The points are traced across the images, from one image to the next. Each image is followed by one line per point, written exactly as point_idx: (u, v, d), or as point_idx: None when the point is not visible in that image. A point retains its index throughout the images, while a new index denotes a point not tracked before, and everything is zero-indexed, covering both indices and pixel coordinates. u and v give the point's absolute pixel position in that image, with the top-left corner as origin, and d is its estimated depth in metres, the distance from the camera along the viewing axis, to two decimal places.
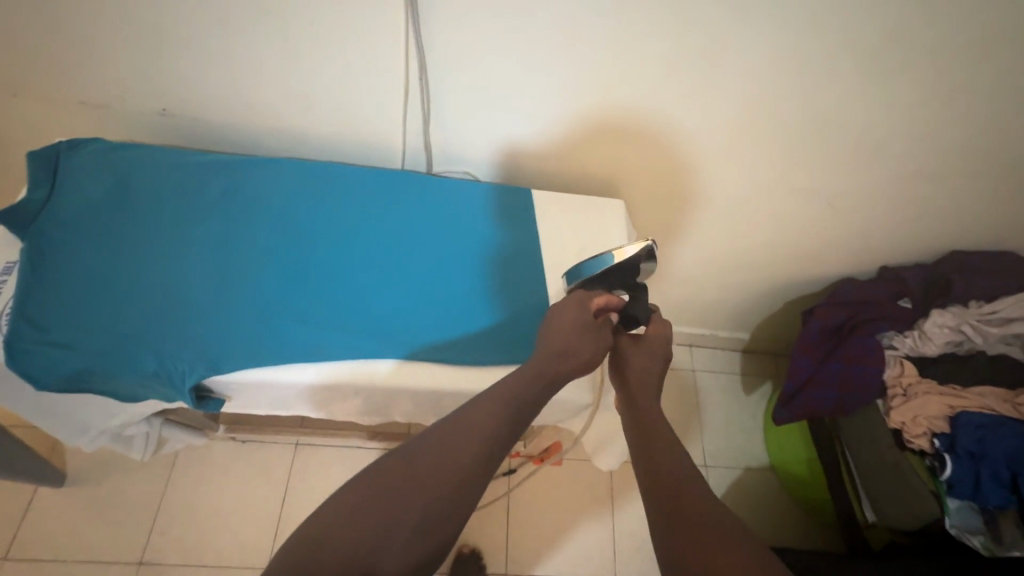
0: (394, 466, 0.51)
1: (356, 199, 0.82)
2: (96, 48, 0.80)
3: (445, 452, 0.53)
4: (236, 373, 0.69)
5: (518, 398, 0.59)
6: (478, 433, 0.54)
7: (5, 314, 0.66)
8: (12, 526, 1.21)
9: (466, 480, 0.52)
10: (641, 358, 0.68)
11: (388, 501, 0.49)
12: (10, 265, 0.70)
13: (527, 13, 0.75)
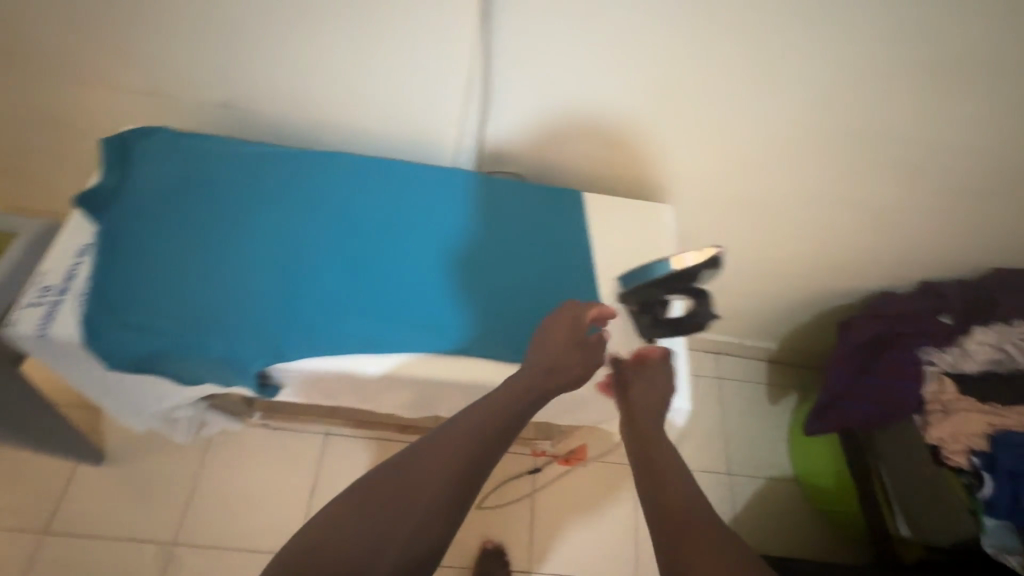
0: (386, 483, 0.59)
1: (414, 195, 0.84)
2: (169, 39, 0.82)
3: (432, 467, 0.59)
4: (300, 362, 0.71)
5: (506, 414, 0.64)
6: (461, 448, 0.60)
7: (81, 295, 0.68)
8: (52, 501, 1.24)
9: (453, 490, 0.58)
10: (639, 383, 0.71)
11: (376, 514, 0.56)
12: (84, 248, 0.71)
13: (595, 18, 0.76)
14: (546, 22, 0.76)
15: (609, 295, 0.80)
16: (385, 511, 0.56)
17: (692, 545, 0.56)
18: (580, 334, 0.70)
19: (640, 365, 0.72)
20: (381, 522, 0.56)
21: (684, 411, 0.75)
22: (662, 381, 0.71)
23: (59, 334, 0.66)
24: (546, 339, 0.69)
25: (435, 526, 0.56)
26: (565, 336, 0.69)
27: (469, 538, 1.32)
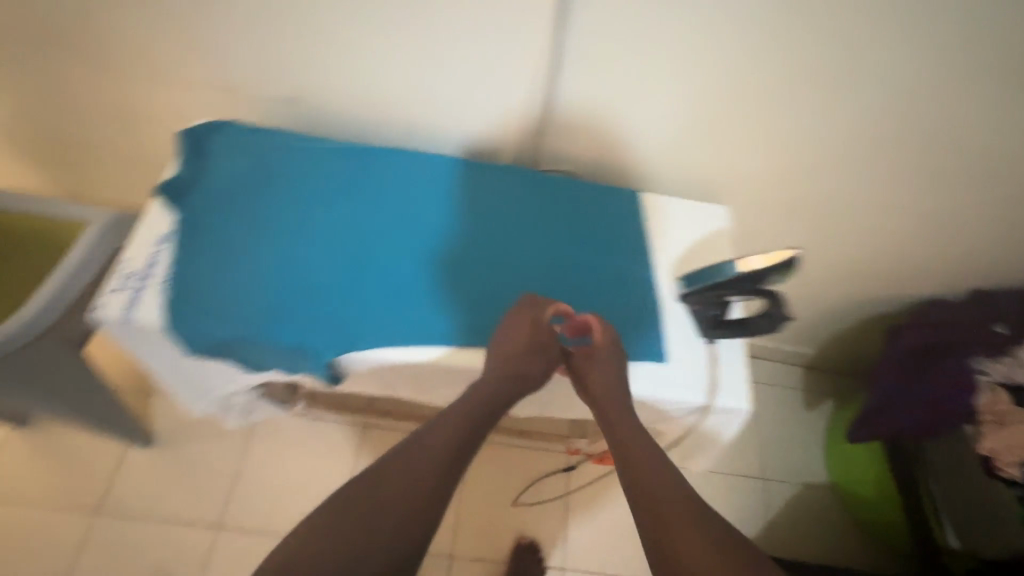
0: (361, 492, 0.59)
1: (476, 191, 0.85)
2: (246, 35, 0.85)
3: (403, 472, 0.60)
4: (368, 352, 0.73)
5: (469, 418, 0.66)
6: (431, 454, 0.62)
7: (163, 281, 0.71)
8: (106, 481, 1.28)
9: (426, 494, 0.59)
10: (595, 371, 0.70)
11: (354, 520, 0.56)
12: (165, 235, 0.74)
13: (670, 21, 0.76)
14: (620, 26, 0.77)
15: (671, 294, 0.80)
16: (363, 518, 0.56)
17: (675, 526, 0.57)
18: (528, 334, 0.71)
19: (591, 351, 0.71)
20: (361, 527, 0.55)
21: (743, 409, 0.73)
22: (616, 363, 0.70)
23: (144, 320, 0.68)
24: (501, 343, 0.70)
25: (413, 529, 0.56)
26: (518, 337, 0.70)
27: (503, 533, 1.33)
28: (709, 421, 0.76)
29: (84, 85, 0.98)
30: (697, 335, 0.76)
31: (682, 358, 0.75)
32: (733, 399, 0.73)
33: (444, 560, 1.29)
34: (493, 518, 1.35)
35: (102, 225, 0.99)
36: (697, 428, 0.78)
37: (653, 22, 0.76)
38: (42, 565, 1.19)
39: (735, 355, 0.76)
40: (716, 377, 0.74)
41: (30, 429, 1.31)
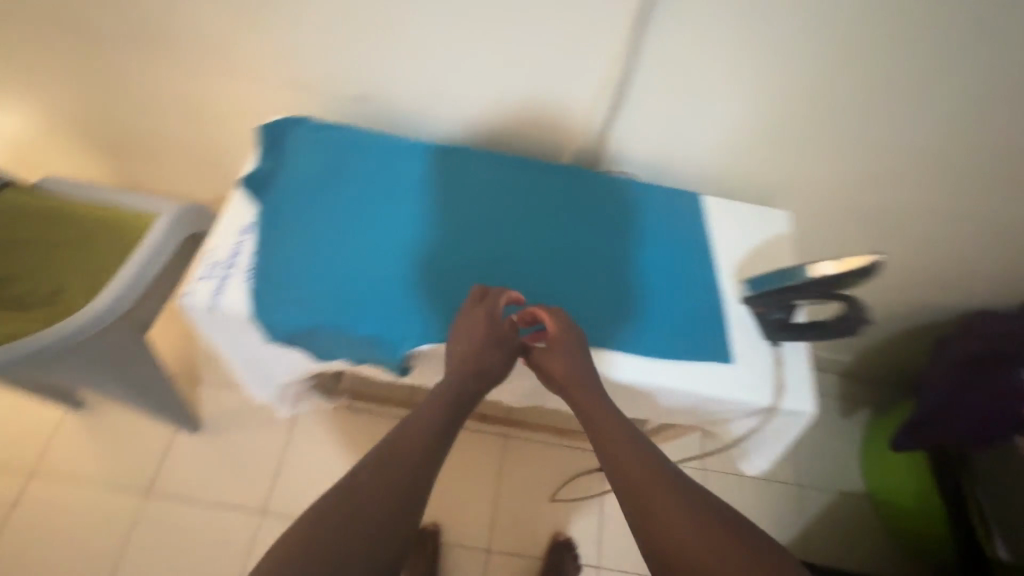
0: (335, 503, 0.56)
1: (539, 190, 0.87)
2: (324, 34, 0.88)
3: (380, 476, 0.58)
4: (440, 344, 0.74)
5: (438, 407, 0.66)
6: (402, 453, 0.61)
7: (247, 269, 0.74)
8: (155, 464, 1.32)
9: (404, 494, 0.58)
10: (554, 362, 0.70)
11: (335, 531, 0.53)
12: (247, 226, 0.77)
13: (746, 26, 0.77)
14: (698, 33, 0.78)
15: (733, 295, 0.82)
16: (343, 527, 0.54)
17: (657, 505, 0.59)
18: (482, 330, 0.69)
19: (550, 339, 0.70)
20: (343, 538, 0.53)
21: (807, 413, 0.74)
22: (575, 351, 0.69)
23: (228, 306, 0.71)
24: (458, 341, 0.69)
25: (394, 533, 0.55)
26: (473, 334, 0.69)
27: (539, 529, 1.35)
28: (771, 424, 0.77)
29: (166, 78, 1.03)
30: (761, 337, 0.78)
31: (746, 358, 0.76)
32: (798, 402, 0.73)
33: (480, 554, 1.31)
34: (529, 514, 1.36)
35: (172, 216, 1.02)
36: (757, 432, 0.79)
37: (731, 30, 0.77)
38: (97, 543, 1.23)
39: (799, 359, 0.77)
40: (781, 379, 0.75)
41: (85, 411, 1.36)
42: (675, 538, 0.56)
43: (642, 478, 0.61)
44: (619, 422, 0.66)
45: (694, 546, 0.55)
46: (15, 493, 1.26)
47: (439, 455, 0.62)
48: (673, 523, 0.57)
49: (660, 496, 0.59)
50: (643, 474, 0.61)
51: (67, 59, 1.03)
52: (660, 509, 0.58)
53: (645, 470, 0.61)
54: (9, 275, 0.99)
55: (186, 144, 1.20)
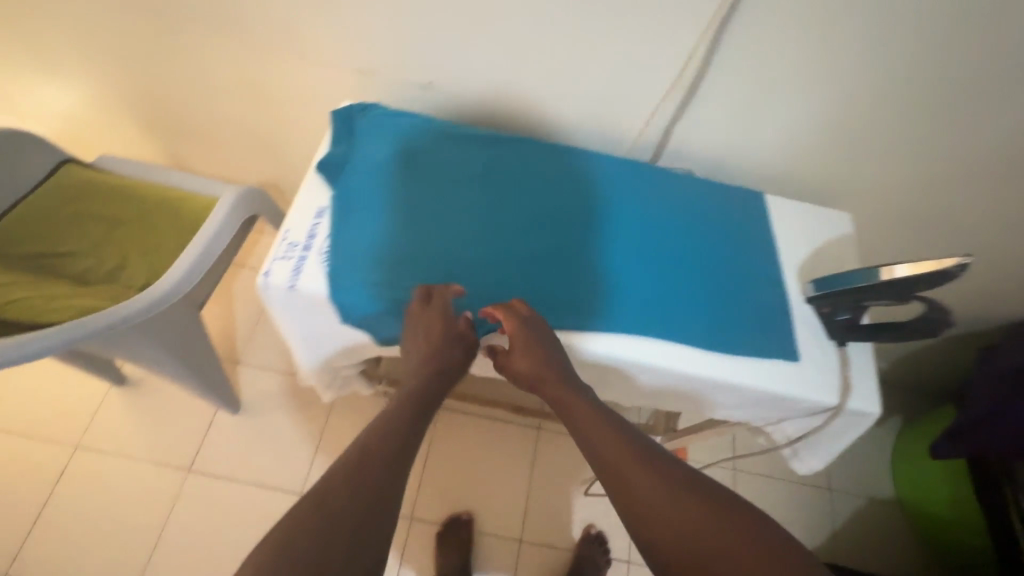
0: (310, 508, 0.53)
1: (602, 181, 0.88)
2: (399, 22, 0.88)
3: (356, 475, 0.56)
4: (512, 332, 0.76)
5: (407, 401, 0.67)
6: (375, 450, 0.60)
7: (323, 252, 0.76)
8: (196, 441, 1.33)
9: (382, 490, 0.56)
10: (521, 358, 0.71)
11: (317, 533, 0.51)
12: (322, 209, 0.79)
13: (832, 24, 0.76)
14: (782, 28, 0.77)
15: (797, 293, 0.83)
16: (325, 529, 0.51)
17: (633, 482, 0.61)
18: (438, 326, 0.70)
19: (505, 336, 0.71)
20: (327, 540, 0.51)
21: (874, 414, 0.75)
22: (538, 348, 0.70)
23: (307, 287, 0.73)
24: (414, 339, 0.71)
25: (376, 531, 0.53)
26: (431, 333, 0.70)
27: (571, 522, 1.36)
28: (835, 423, 0.78)
29: (231, 59, 1.04)
30: (826, 337, 0.79)
31: (811, 357, 0.78)
32: (866, 403, 0.75)
33: (513, 543, 1.32)
34: (562, 506, 1.37)
35: (234, 196, 1.03)
36: (818, 431, 0.81)
37: (816, 27, 0.76)
38: (139, 517, 1.25)
39: (864, 359, 0.78)
40: (848, 380, 0.76)
41: (129, 387, 1.38)
42: (654, 509, 0.59)
43: (615, 461, 0.63)
44: (587, 410, 0.68)
45: (675, 514, 0.58)
46: (61, 464, 1.28)
47: (409, 449, 0.62)
48: (650, 496, 0.60)
49: (634, 473, 0.62)
50: (617, 455, 0.64)
51: (136, 35, 1.03)
52: (635, 484, 0.61)
53: (619, 450, 0.64)
54: (75, 250, 1.01)
55: (242, 126, 1.21)
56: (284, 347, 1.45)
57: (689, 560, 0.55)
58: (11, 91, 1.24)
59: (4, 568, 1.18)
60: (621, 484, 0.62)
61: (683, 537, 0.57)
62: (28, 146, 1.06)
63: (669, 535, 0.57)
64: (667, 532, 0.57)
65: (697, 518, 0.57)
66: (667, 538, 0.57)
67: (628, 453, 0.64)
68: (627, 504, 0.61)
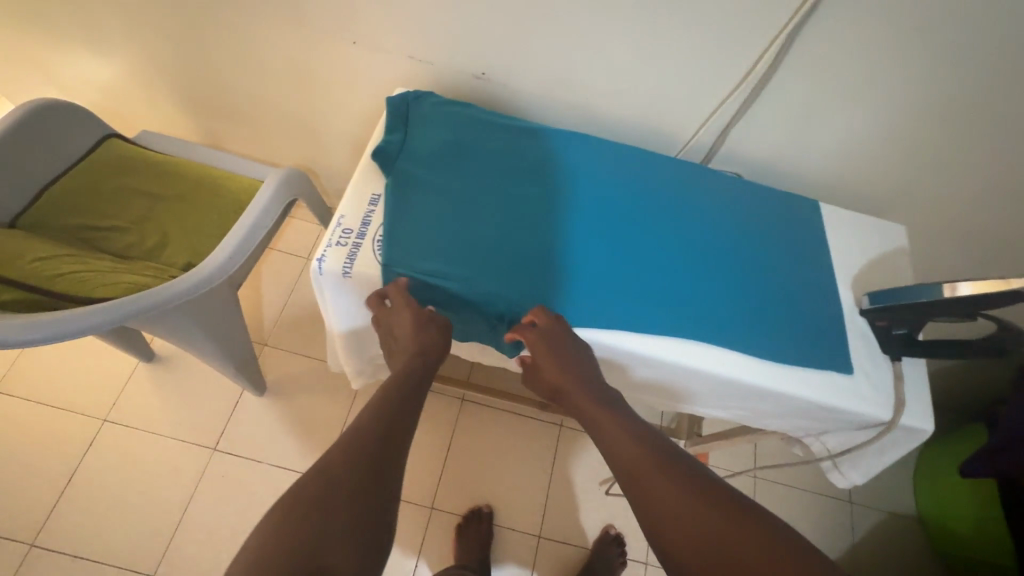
0: (311, 480, 0.55)
1: (655, 179, 0.87)
2: (460, 12, 0.87)
3: (354, 456, 0.58)
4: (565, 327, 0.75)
5: (407, 384, 0.68)
6: (372, 432, 0.61)
7: (378, 239, 0.76)
8: (222, 421, 1.33)
9: (378, 471, 0.58)
10: (545, 361, 0.70)
11: (314, 511, 0.53)
12: (377, 198, 0.79)
13: (910, 35, 0.73)
14: (858, 35, 0.75)
15: (850, 306, 0.82)
16: (323, 508, 0.53)
17: (649, 485, 0.60)
18: (411, 317, 0.71)
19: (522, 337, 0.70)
20: (325, 519, 0.52)
21: (927, 431, 0.74)
22: (558, 349, 0.70)
23: (362, 274, 0.74)
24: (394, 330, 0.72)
25: (371, 512, 0.55)
26: (405, 325, 0.71)
27: (591, 520, 1.35)
28: (886, 439, 0.78)
29: (281, 40, 1.03)
30: (879, 350, 0.79)
31: (864, 371, 0.77)
32: (920, 420, 0.74)
33: (532, 539, 1.31)
34: (582, 505, 1.36)
35: (277, 180, 1.03)
36: (867, 446, 0.80)
37: (895, 37, 0.74)
38: (163, 493, 1.25)
39: (918, 375, 0.78)
40: (903, 395, 0.75)
41: (157, 363, 1.39)
42: (670, 513, 0.57)
43: (630, 464, 0.62)
44: (604, 413, 0.68)
45: (692, 519, 0.56)
46: (88, 437, 1.29)
47: (405, 435, 0.64)
48: (667, 500, 0.58)
49: (651, 476, 0.60)
50: (632, 458, 0.63)
51: (187, 12, 1.02)
52: (651, 488, 0.59)
53: (634, 452, 0.63)
54: (117, 226, 1.01)
55: (283, 109, 1.20)
56: (310, 332, 1.46)
57: (707, 566, 0.53)
58: (55, 62, 1.24)
59: (30, 537, 1.18)
60: (636, 488, 0.60)
61: (702, 543, 0.54)
62: (73, 118, 1.05)
63: (687, 539, 0.55)
64: (685, 535, 0.55)
65: (717, 523, 0.55)
66: (684, 544, 0.55)
67: (644, 455, 0.62)
68: (643, 507, 0.59)
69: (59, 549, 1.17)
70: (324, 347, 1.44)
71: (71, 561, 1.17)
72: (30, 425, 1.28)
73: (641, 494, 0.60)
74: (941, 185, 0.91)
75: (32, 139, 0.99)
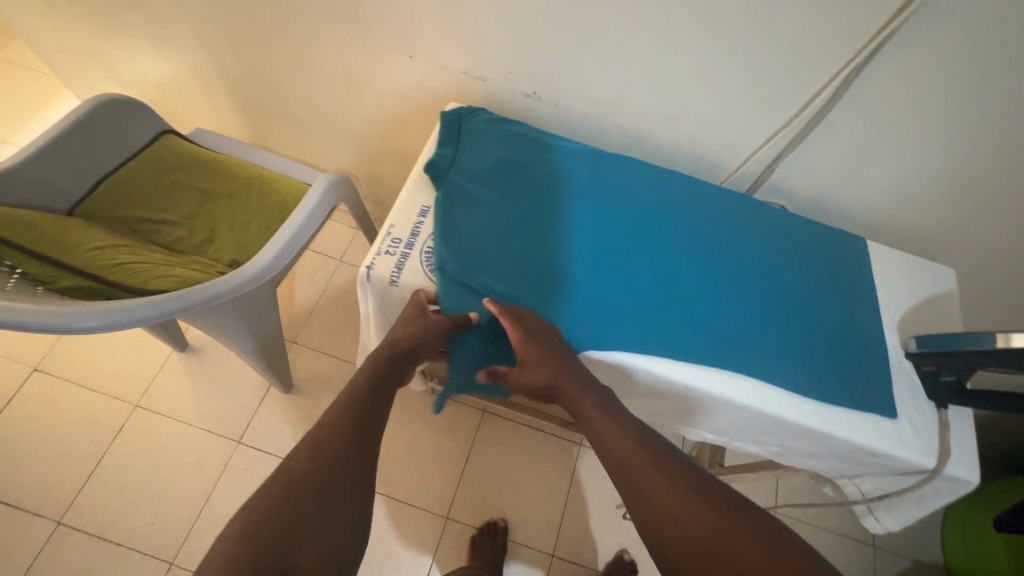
0: (277, 484, 0.56)
1: (698, 206, 0.87)
2: (518, 35, 0.89)
3: (320, 459, 0.59)
4: (607, 352, 0.75)
5: (379, 387, 0.69)
6: (337, 434, 0.62)
7: (426, 251, 0.78)
8: (248, 414, 1.36)
9: (342, 472, 0.59)
10: (535, 372, 0.68)
11: (285, 509, 0.54)
12: (427, 210, 0.82)
13: (973, 83, 0.73)
14: (918, 80, 0.75)
15: (896, 348, 0.81)
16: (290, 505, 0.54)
17: (642, 480, 0.60)
18: (408, 310, 0.74)
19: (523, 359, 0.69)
20: (292, 516, 0.54)
21: (972, 483, 0.72)
22: (552, 360, 0.68)
23: (409, 283, 0.76)
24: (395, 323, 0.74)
25: (336, 509, 0.57)
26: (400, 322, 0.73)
27: (607, 544, 1.32)
28: (928, 487, 0.76)
29: (339, 49, 1.06)
30: (924, 397, 0.77)
31: (908, 416, 0.75)
32: (966, 471, 0.72)
33: (545, 558, 1.29)
34: (597, 527, 1.34)
35: (324, 184, 1.06)
36: (905, 494, 0.78)
37: (958, 83, 0.74)
38: (186, 483, 1.27)
39: (965, 426, 0.76)
40: (949, 444, 0.73)
41: (190, 354, 1.42)
42: (663, 509, 0.57)
43: (622, 459, 0.63)
44: (599, 411, 0.67)
45: (685, 513, 0.57)
46: (119, 421, 1.32)
47: (371, 437, 0.64)
48: (660, 495, 0.58)
49: (644, 473, 0.61)
50: (625, 453, 0.63)
51: (253, 20, 1.07)
52: (645, 483, 0.60)
53: (628, 448, 0.63)
54: (169, 219, 1.05)
55: (333, 114, 1.23)
56: (340, 333, 1.48)
57: (700, 560, 0.54)
58: (121, 59, 1.29)
59: (58, 515, 1.21)
60: (629, 482, 0.61)
61: (694, 537, 0.55)
62: (134, 114, 1.10)
63: (681, 534, 0.55)
64: (678, 530, 0.56)
65: (709, 516, 0.56)
66: (678, 538, 0.55)
67: (638, 452, 0.62)
68: (636, 501, 0.60)
69: (84, 529, 1.20)
70: (351, 348, 1.46)
71: (95, 541, 1.19)
72: (67, 405, 1.32)
73: (634, 489, 0.60)
74: (997, 230, 0.89)
75: (96, 133, 1.04)
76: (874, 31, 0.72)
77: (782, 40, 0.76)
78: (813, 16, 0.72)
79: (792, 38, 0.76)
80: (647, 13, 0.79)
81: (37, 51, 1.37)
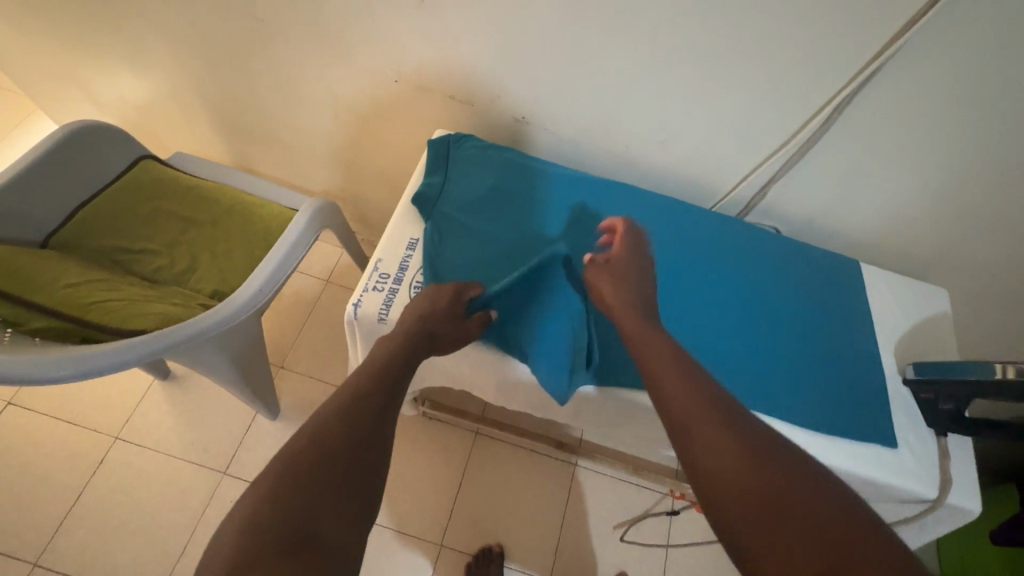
0: (303, 439, 0.50)
1: (694, 228, 0.86)
2: (507, 61, 0.88)
3: (350, 417, 0.53)
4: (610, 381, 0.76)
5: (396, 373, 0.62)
6: (362, 399, 0.56)
7: (416, 285, 0.76)
8: (233, 443, 1.32)
9: (367, 439, 0.52)
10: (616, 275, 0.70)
11: (312, 469, 0.47)
12: (416, 242, 0.80)
13: (964, 107, 0.73)
14: (913, 103, 0.75)
15: (894, 374, 0.80)
16: (317, 483, 0.47)
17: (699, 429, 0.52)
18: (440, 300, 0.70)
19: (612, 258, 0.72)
20: (317, 470, 0.48)
21: (974, 512, 0.71)
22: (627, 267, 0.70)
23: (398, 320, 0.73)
24: (418, 309, 0.69)
25: (362, 483, 0.49)
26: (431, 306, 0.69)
27: (604, 569, 1.29)
28: (929, 516, 0.75)
29: (323, 73, 1.04)
30: (924, 423, 0.76)
31: (907, 442, 0.75)
32: (967, 499, 0.71)
33: None
34: (594, 551, 1.31)
35: (310, 211, 1.03)
36: (907, 522, 0.77)
37: (952, 106, 0.73)
38: (170, 517, 1.22)
39: (965, 452, 0.75)
40: (949, 472, 0.72)
41: (173, 382, 1.38)
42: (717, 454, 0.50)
43: (679, 411, 0.55)
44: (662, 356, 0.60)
45: (748, 476, 0.48)
46: (99, 454, 1.27)
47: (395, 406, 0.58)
48: (726, 450, 0.50)
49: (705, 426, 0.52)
50: (684, 408, 0.54)
51: (235, 44, 1.04)
52: (701, 436, 0.52)
53: (696, 408, 0.54)
54: (147, 250, 1.01)
55: (318, 137, 1.20)
56: (328, 356, 1.44)
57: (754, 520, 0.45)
58: (99, 83, 1.26)
59: (34, 556, 1.15)
60: (682, 437, 0.53)
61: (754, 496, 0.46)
62: (110, 140, 1.06)
63: (742, 496, 0.46)
64: (741, 491, 0.47)
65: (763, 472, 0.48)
66: (734, 495, 0.47)
67: (710, 412, 0.53)
68: (691, 450, 0.52)
69: (62, 569, 1.15)
70: (339, 372, 1.43)
71: None
72: (43, 439, 1.27)
73: (688, 444, 0.52)
74: (988, 250, 0.88)
75: (71, 161, 1.01)
76: (868, 58, 0.72)
77: (772, 67, 0.76)
78: (802, 43, 0.72)
79: (781, 66, 0.76)
80: (639, 41, 0.79)
81: (12, 77, 1.33)
